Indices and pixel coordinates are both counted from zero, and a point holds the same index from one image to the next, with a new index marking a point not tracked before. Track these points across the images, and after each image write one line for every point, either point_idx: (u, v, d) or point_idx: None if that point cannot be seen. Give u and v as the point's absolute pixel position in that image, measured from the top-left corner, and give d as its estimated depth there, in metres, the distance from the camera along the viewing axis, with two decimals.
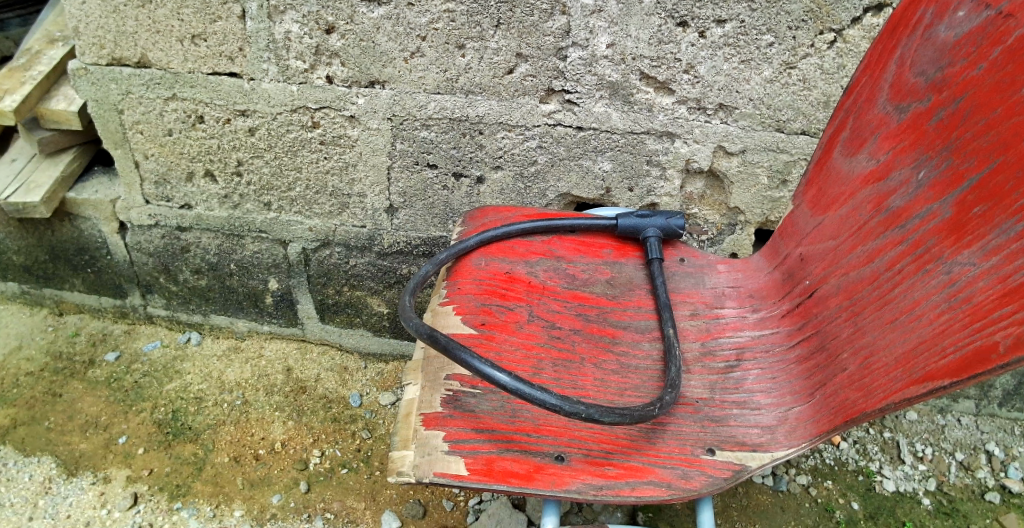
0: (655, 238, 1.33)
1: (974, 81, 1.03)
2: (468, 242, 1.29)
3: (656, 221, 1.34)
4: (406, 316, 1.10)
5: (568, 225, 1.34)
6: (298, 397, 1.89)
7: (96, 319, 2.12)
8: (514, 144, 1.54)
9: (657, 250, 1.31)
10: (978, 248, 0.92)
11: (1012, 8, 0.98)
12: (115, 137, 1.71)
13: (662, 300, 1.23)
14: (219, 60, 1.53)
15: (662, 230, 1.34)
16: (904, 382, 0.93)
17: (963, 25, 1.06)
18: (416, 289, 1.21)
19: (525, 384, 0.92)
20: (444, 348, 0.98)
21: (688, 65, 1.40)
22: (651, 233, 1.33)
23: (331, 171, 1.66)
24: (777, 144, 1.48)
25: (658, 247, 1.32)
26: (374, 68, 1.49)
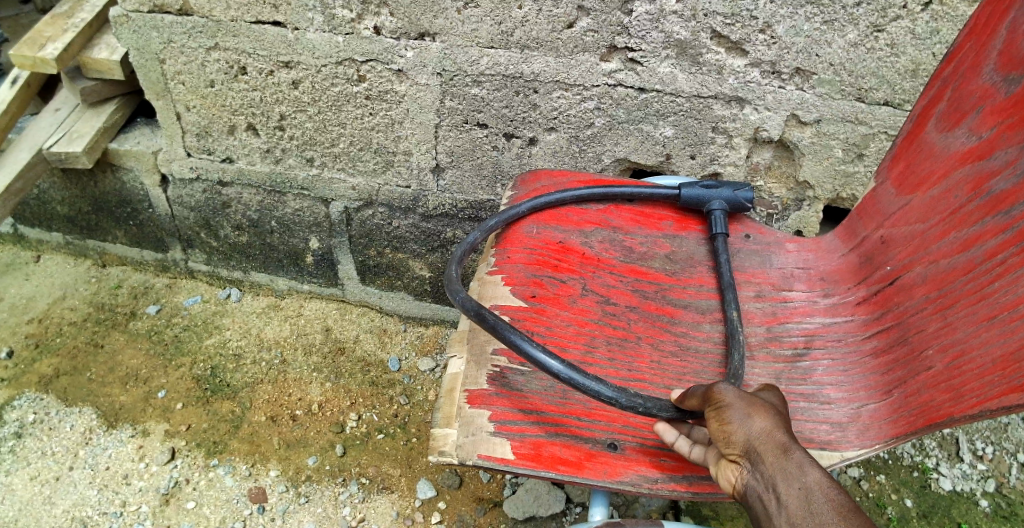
0: (718, 211, 1.23)
1: None
2: (519, 209, 1.22)
3: (722, 193, 1.24)
4: (453, 288, 1.04)
5: (627, 194, 1.26)
6: (336, 358, 1.86)
7: (139, 271, 2.11)
8: (570, 104, 1.45)
9: (721, 224, 1.21)
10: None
11: None
12: (158, 87, 1.67)
13: (726, 279, 1.14)
14: (264, 8, 1.46)
15: (727, 202, 1.24)
16: (1002, 388, 0.83)
17: None
18: (463, 256, 1.15)
19: (578, 374, 0.85)
20: (493, 328, 0.91)
21: (765, 24, 1.28)
22: (714, 207, 1.24)
23: (377, 128, 1.59)
24: (857, 114, 1.35)
25: (722, 221, 1.22)
26: (425, 19, 1.40)
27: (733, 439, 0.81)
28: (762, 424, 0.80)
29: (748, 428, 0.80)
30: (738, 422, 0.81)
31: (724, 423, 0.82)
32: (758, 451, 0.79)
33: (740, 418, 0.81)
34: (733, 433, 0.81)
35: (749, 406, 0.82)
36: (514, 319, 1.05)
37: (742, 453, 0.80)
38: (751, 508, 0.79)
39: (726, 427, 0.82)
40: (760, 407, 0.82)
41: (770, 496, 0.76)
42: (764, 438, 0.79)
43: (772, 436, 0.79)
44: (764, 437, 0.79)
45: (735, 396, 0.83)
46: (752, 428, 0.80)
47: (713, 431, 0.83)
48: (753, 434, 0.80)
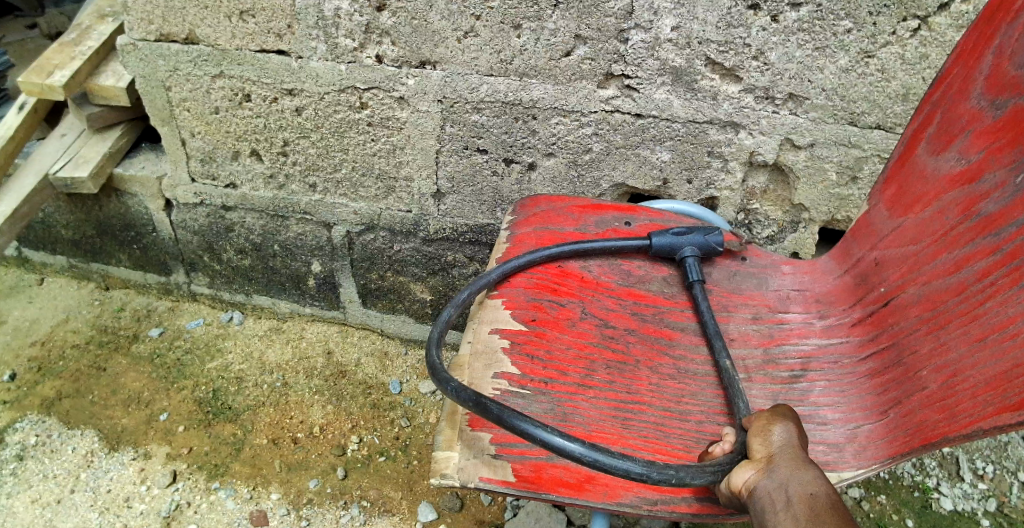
0: (690, 260, 1.21)
1: None
2: (489, 276, 1.16)
3: (693, 238, 1.22)
4: (442, 375, 0.94)
5: (597, 248, 1.21)
6: (338, 381, 1.87)
7: (141, 294, 2.13)
8: (569, 130, 1.48)
9: (695, 274, 1.19)
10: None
11: None
12: (163, 114, 1.70)
13: (711, 328, 1.11)
14: (268, 37, 1.49)
15: (698, 248, 1.22)
16: (996, 407, 0.85)
17: None
18: (439, 331, 1.08)
19: (602, 454, 0.81)
20: (498, 420, 0.84)
21: (758, 51, 1.31)
22: (686, 256, 1.21)
23: (378, 153, 1.62)
24: (849, 138, 1.38)
25: (696, 269, 1.20)
26: (426, 48, 1.43)
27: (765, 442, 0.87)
28: (796, 441, 0.87)
29: (783, 439, 0.87)
30: (779, 432, 0.88)
31: (767, 430, 0.88)
32: (784, 459, 0.84)
33: (782, 432, 0.88)
34: (769, 437, 0.87)
35: (793, 428, 0.90)
36: (513, 344, 1.07)
37: (766, 455, 0.85)
38: (751, 503, 0.81)
39: (769, 434, 0.88)
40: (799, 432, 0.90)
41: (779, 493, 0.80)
42: (794, 452, 0.85)
43: (801, 453, 0.85)
44: (793, 449, 0.85)
45: (790, 420, 0.90)
46: (787, 441, 0.87)
47: (753, 435, 0.89)
48: (788, 445, 0.86)
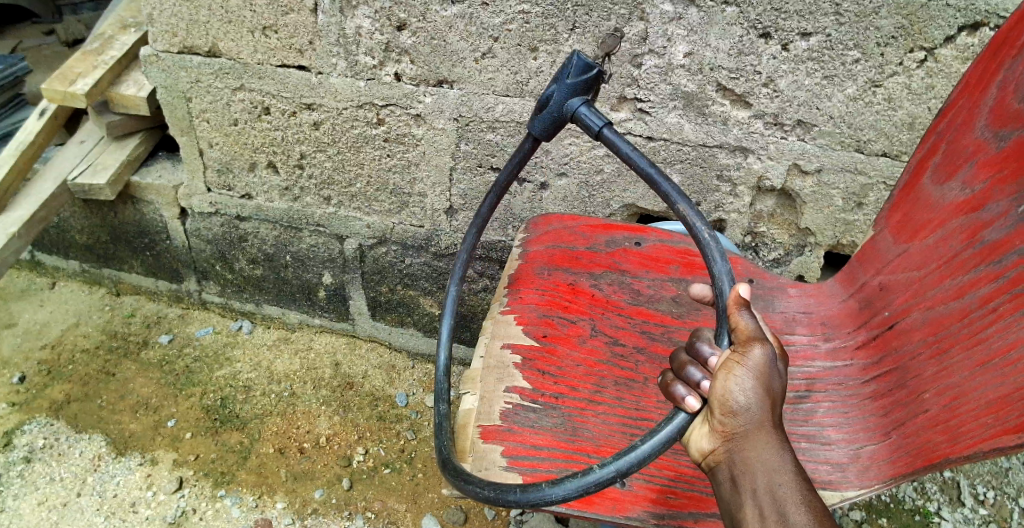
0: (583, 107, 1.00)
1: None
2: (452, 287, 1.26)
3: (559, 94, 1.00)
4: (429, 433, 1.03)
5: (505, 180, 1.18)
6: (345, 392, 1.89)
7: (152, 300, 2.15)
8: (581, 151, 1.51)
9: (595, 119, 0.98)
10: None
11: None
12: (182, 124, 1.73)
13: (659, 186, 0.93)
14: (289, 53, 1.53)
15: (569, 92, 1.00)
16: (997, 429, 0.86)
17: None
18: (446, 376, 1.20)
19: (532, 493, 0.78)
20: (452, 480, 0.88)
21: (768, 78, 1.34)
22: (575, 108, 1.00)
23: (394, 169, 1.65)
24: (856, 165, 1.41)
25: (595, 113, 0.99)
26: (444, 68, 1.47)
27: (729, 406, 0.78)
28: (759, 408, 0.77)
29: (745, 407, 0.77)
30: (738, 400, 0.77)
31: (726, 399, 0.78)
32: (751, 436, 0.78)
33: (747, 386, 0.77)
34: (729, 407, 0.78)
35: (755, 384, 0.77)
36: (525, 360, 1.09)
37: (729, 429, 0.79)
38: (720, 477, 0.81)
39: (727, 401, 0.78)
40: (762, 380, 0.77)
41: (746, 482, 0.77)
42: (763, 421, 0.77)
43: (765, 425, 0.77)
44: (757, 421, 0.77)
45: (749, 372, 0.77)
46: (749, 411, 0.77)
47: (711, 394, 0.80)
48: (757, 412, 0.77)
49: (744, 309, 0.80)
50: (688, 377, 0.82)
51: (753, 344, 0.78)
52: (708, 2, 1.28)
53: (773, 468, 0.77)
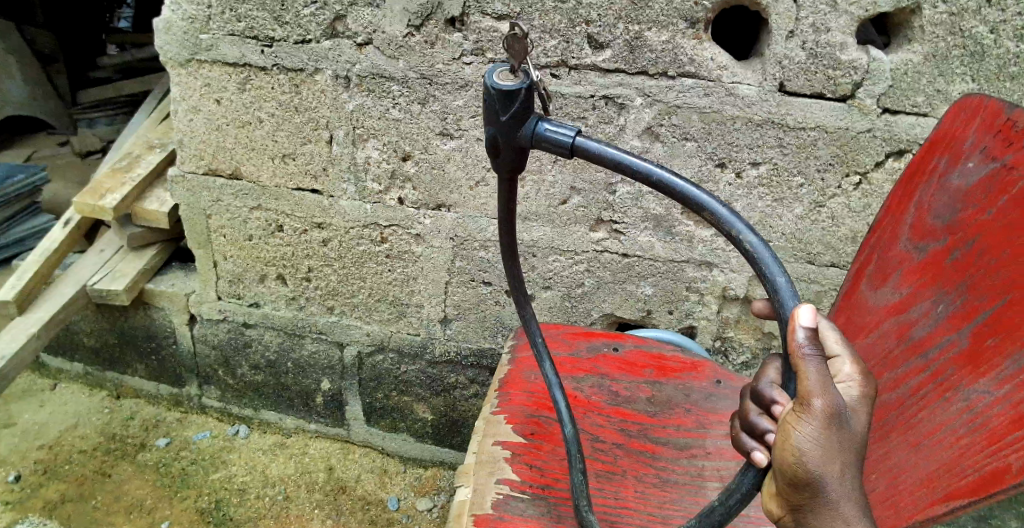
0: (541, 127, 0.87)
1: (986, 224, 1.07)
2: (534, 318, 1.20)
3: (508, 137, 0.88)
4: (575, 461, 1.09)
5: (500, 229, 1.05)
6: (338, 496, 1.93)
7: (151, 404, 2.21)
8: (564, 266, 1.68)
9: (563, 137, 0.85)
10: (993, 376, 0.97)
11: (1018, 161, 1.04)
12: (201, 238, 1.90)
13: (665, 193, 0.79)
14: (305, 177, 1.73)
15: (511, 126, 0.87)
16: (930, 501, 1.01)
17: (974, 174, 1.10)
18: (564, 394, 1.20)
19: None
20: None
21: (726, 201, 1.55)
22: (534, 134, 0.87)
23: (394, 282, 1.80)
24: (809, 275, 1.58)
25: (557, 129, 0.86)
26: (443, 193, 1.66)
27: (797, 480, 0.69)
28: (833, 489, 0.68)
29: (818, 488, 0.68)
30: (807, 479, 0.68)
31: (793, 479, 0.69)
32: (824, 510, 0.70)
33: (816, 460, 0.67)
34: (798, 486, 0.69)
35: (823, 459, 0.67)
36: (515, 454, 1.18)
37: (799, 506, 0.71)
38: None
39: (795, 479, 0.69)
40: (832, 453, 0.67)
41: None
42: (837, 495, 0.69)
43: (842, 505, 0.70)
44: (831, 502, 0.69)
45: (817, 447, 0.66)
46: (821, 491, 0.69)
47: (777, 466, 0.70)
48: (829, 485, 0.68)
49: (806, 352, 0.66)
50: (754, 429, 0.74)
51: (813, 400, 0.65)
52: (671, 138, 1.51)
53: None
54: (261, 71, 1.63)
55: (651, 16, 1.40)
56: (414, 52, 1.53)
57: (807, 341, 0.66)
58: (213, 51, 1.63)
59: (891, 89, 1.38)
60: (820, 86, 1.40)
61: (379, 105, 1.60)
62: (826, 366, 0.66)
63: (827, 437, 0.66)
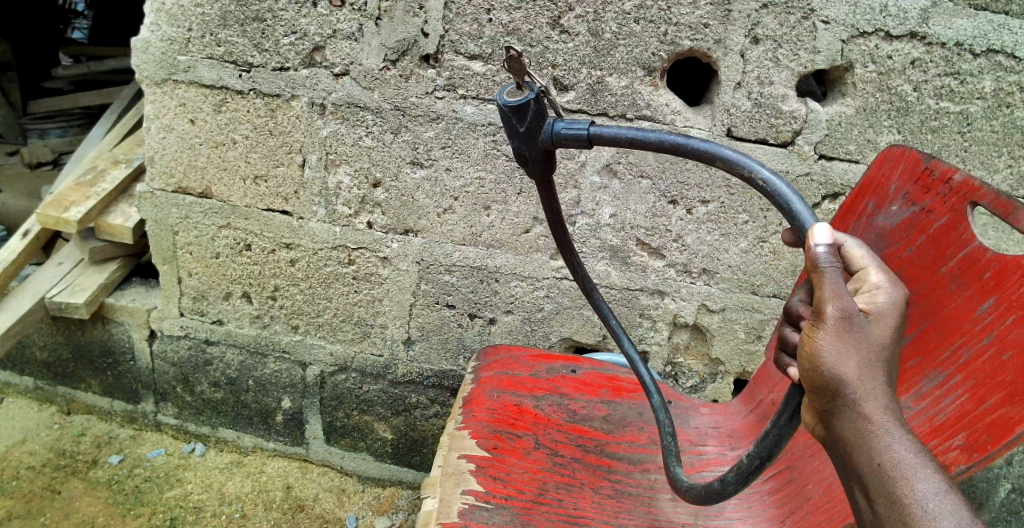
0: (558, 127, 0.97)
1: (905, 260, 1.19)
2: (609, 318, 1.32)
3: (533, 139, 0.98)
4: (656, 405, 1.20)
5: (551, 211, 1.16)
6: (295, 514, 1.94)
7: (104, 421, 2.18)
8: (525, 292, 1.77)
9: (579, 130, 0.95)
10: (913, 393, 1.13)
11: (934, 205, 1.17)
12: (166, 254, 1.91)
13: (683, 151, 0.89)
14: (275, 199, 1.77)
15: (534, 127, 0.97)
16: None
17: (898, 216, 1.21)
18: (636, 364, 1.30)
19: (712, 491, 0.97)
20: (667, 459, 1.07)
21: (677, 235, 1.67)
22: (552, 135, 0.97)
23: (359, 303, 1.85)
24: (753, 304, 1.70)
25: (574, 124, 0.96)
26: (411, 219, 1.74)
27: (819, 385, 0.76)
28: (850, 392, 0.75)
29: (836, 391, 0.75)
30: (827, 380, 0.75)
31: (815, 384, 0.76)
32: (847, 415, 0.76)
33: (835, 361, 0.74)
34: (820, 390, 0.76)
35: (841, 360, 0.73)
36: (478, 467, 1.25)
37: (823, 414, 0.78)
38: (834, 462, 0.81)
39: (817, 383, 0.76)
40: (847, 355, 0.73)
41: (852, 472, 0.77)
42: (858, 400, 0.75)
43: (862, 412, 0.76)
44: (850, 408, 0.76)
45: (830, 349, 0.73)
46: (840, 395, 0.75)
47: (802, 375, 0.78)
48: (849, 387, 0.74)
49: (822, 262, 0.72)
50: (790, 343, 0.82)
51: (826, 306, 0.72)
52: (628, 175, 1.62)
53: (874, 447, 0.75)
54: (238, 95, 1.68)
55: (612, 63, 1.53)
56: (389, 85, 1.61)
57: (824, 256, 0.72)
58: (190, 73, 1.68)
59: (826, 137, 1.54)
60: (764, 133, 1.55)
61: (352, 133, 1.67)
62: (841, 275, 0.72)
63: (840, 338, 0.73)
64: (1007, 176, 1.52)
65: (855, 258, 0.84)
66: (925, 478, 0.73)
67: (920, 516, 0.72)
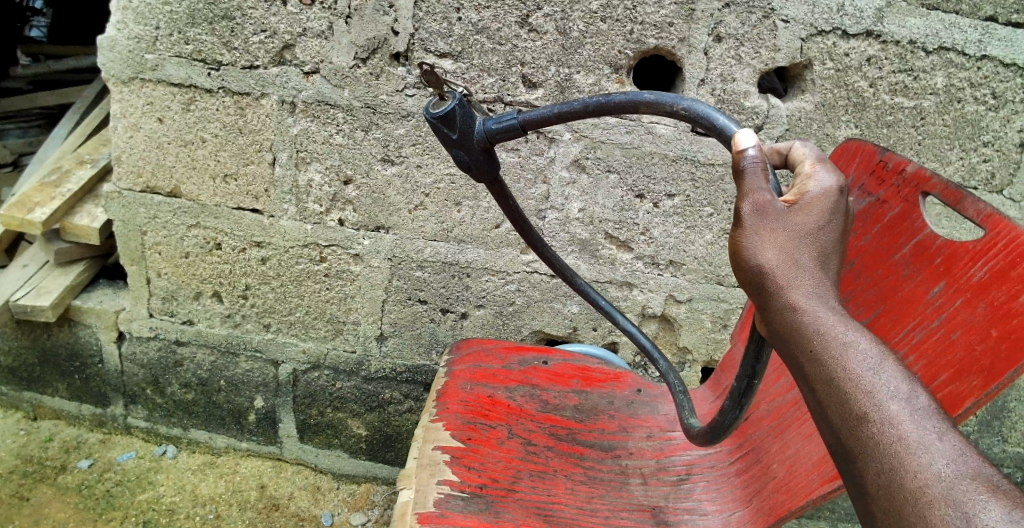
0: (489, 125, 1.03)
1: (862, 249, 1.25)
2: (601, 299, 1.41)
3: (467, 143, 1.04)
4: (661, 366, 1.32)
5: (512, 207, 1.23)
6: (271, 513, 1.93)
7: (72, 426, 2.15)
8: (496, 286, 1.79)
9: (509, 123, 1.00)
10: None
11: (888, 195, 1.21)
12: (134, 254, 1.89)
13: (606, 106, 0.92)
14: (245, 198, 1.77)
15: (466, 130, 1.02)
16: (819, 481, 1.13)
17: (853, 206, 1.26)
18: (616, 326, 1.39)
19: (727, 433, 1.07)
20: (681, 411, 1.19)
21: (644, 228, 1.71)
22: (486, 133, 1.03)
23: (331, 300, 1.86)
24: (719, 294, 1.76)
25: (501, 119, 1.01)
26: (382, 215, 1.75)
27: (749, 275, 0.79)
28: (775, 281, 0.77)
29: (763, 282, 0.78)
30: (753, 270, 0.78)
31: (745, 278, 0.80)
32: (778, 306, 0.77)
33: (758, 251, 0.77)
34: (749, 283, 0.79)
35: (764, 249, 0.77)
36: (453, 457, 1.26)
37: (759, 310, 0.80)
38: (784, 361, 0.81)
39: (746, 276, 0.79)
40: (767, 243, 0.77)
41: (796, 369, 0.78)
42: (787, 289, 0.77)
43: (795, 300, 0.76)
44: (779, 297, 0.77)
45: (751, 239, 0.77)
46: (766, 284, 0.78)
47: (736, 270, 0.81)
48: (774, 277, 0.77)
49: (746, 161, 0.76)
50: None
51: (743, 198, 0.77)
52: (595, 170, 1.66)
53: (809, 332, 0.75)
54: (207, 94, 1.67)
55: (579, 61, 1.56)
56: (359, 83, 1.62)
57: (750, 154, 0.76)
58: (158, 71, 1.66)
59: (787, 132, 1.59)
60: None
61: (322, 130, 1.68)
62: (764, 170, 0.77)
63: (758, 225, 0.77)
64: (959, 168, 1.58)
65: (799, 156, 0.84)
66: (861, 356, 0.74)
67: (860, 398, 0.73)
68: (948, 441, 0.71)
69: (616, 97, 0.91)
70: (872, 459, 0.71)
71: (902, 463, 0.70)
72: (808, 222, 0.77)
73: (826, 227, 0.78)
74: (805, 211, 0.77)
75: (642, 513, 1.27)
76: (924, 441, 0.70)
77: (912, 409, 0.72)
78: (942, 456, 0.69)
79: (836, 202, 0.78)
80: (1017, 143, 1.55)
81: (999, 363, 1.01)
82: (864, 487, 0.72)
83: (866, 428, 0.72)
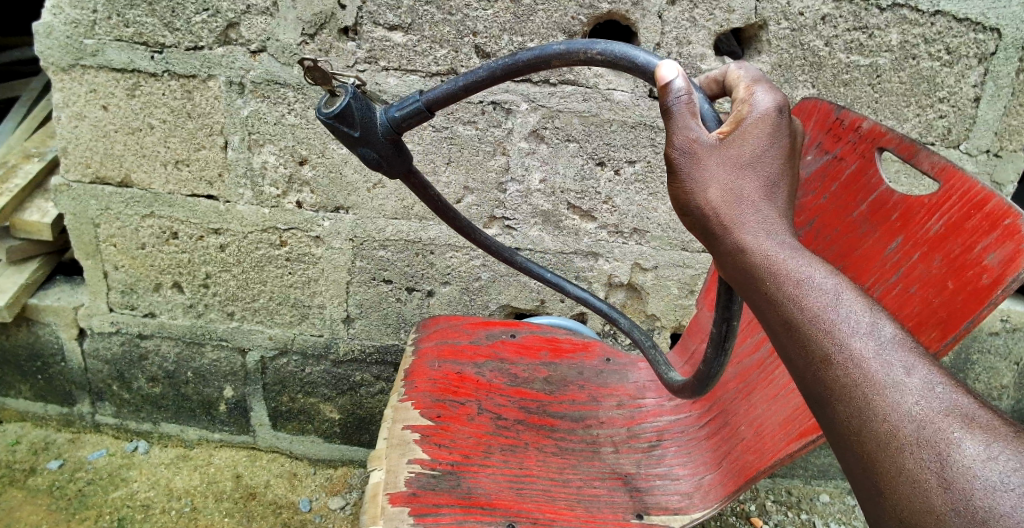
0: (392, 113, 1.04)
1: (821, 208, 1.25)
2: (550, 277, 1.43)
3: (370, 136, 1.04)
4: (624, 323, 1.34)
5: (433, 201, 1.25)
6: (247, 502, 1.92)
7: (39, 427, 2.10)
8: (461, 262, 1.78)
9: (415, 105, 1.02)
10: None
11: (844, 152, 1.22)
12: (88, 248, 1.84)
13: (517, 65, 0.96)
14: (199, 184, 1.72)
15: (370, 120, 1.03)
16: (787, 440, 1.15)
17: (811, 165, 1.27)
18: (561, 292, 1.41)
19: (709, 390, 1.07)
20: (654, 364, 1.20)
21: (606, 197, 1.70)
22: (391, 121, 1.04)
23: (295, 284, 1.83)
24: (684, 259, 1.76)
25: (405, 103, 1.03)
26: (340, 196, 1.71)
27: (693, 218, 0.81)
28: (719, 220, 0.79)
29: (709, 222, 0.80)
30: (696, 212, 0.80)
31: (690, 221, 0.82)
32: (728, 246, 0.79)
33: (699, 193, 0.79)
34: (697, 227, 0.81)
35: (701, 189, 0.79)
36: (423, 435, 1.25)
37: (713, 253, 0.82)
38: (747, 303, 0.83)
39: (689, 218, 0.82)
40: (707, 182, 0.79)
41: (757, 310, 0.79)
42: (732, 226, 0.78)
43: (741, 237, 0.78)
44: (727, 237, 0.79)
45: (689, 180, 0.80)
46: (711, 224, 0.80)
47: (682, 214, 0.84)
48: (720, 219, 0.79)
49: (671, 98, 0.79)
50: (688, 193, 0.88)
51: (673, 141, 0.79)
52: (555, 140, 1.64)
53: (761, 275, 0.77)
54: (152, 77, 1.61)
55: (532, 28, 1.53)
56: (309, 60, 1.57)
57: (674, 87, 0.79)
58: (99, 56, 1.60)
59: None
60: None
61: (274, 111, 1.63)
62: (688, 104, 0.79)
63: (695, 167, 0.79)
64: (916, 125, 1.59)
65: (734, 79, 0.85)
66: (817, 293, 0.75)
67: (821, 338, 0.73)
68: (918, 376, 0.70)
69: (525, 55, 0.95)
70: (841, 402, 0.72)
71: (871, 404, 0.70)
72: (747, 155, 0.79)
73: (764, 156, 0.79)
74: (739, 141, 0.79)
75: (614, 481, 1.28)
76: (891, 378, 0.70)
77: (876, 344, 0.72)
78: (911, 393, 0.69)
79: (773, 127, 0.79)
80: (972, 98, 1.57)
81: (954, 315, 1.02)
82: (834, 429, 0.73)
83: (830, 371, 0.72)
